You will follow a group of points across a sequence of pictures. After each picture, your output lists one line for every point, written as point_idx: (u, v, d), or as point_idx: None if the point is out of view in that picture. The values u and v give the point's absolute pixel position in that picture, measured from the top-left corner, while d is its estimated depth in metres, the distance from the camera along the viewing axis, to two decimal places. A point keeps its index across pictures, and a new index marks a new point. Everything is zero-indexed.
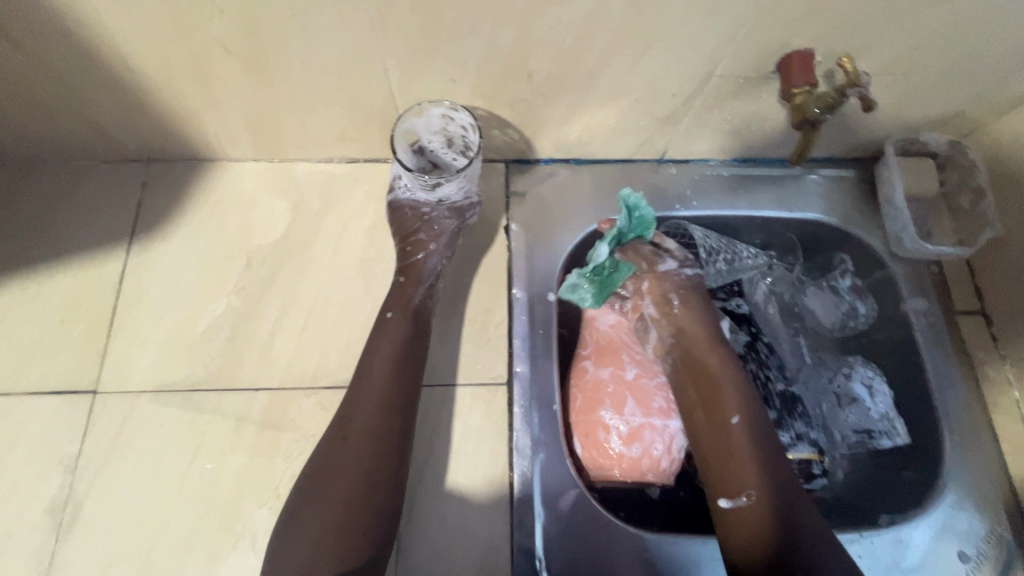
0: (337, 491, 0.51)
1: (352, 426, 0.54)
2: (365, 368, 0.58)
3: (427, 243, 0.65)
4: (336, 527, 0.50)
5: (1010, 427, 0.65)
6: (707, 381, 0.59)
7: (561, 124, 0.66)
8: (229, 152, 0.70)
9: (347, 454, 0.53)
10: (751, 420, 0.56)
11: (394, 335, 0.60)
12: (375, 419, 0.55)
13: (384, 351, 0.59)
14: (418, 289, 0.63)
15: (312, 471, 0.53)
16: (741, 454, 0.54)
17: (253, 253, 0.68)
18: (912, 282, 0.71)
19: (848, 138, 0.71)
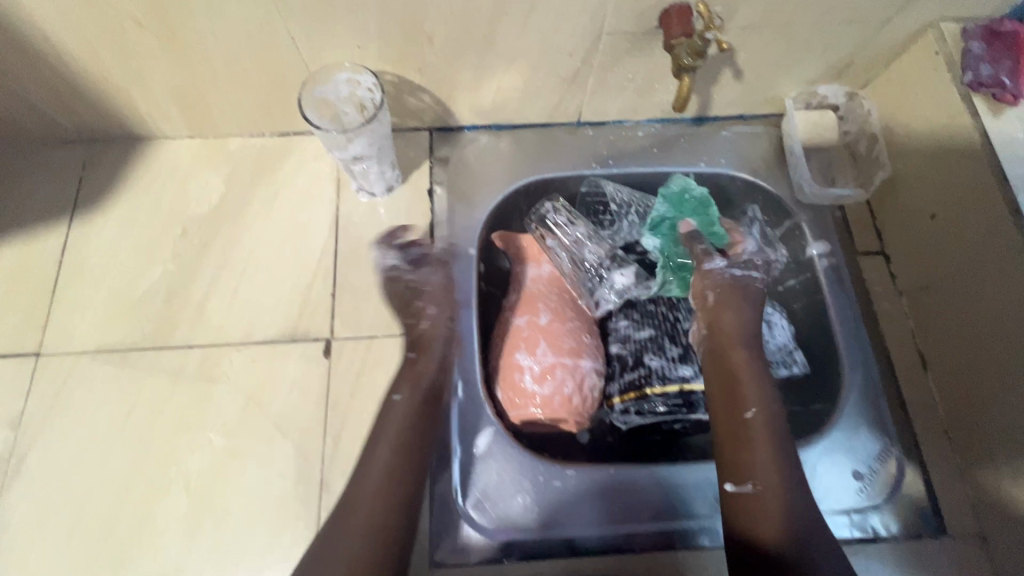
0: (351, 544, 0.50)
1: (368, 477, 0.55)
2: (385, 424, 0.59)
3: (432, 313, 0.65)
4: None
5: (904, 356, 0.69)
6: (730, 373, 0.60)
7: (473, 88, 0.70)
8: (164, 130, 0.74)
9: (356, 524, 0.52)
10: (774, 414, 0.58)
11: (398, 416, 0.59)
12: (389, 475, 0.55)
13: (396, 419, 0.59)
14: (429, 361, 0.63)
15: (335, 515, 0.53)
16: (762, 444, 0.55)
17: (188, 222, 0.72)
18: (816, 227, 0.75)
19: (751, 94, 0.75)
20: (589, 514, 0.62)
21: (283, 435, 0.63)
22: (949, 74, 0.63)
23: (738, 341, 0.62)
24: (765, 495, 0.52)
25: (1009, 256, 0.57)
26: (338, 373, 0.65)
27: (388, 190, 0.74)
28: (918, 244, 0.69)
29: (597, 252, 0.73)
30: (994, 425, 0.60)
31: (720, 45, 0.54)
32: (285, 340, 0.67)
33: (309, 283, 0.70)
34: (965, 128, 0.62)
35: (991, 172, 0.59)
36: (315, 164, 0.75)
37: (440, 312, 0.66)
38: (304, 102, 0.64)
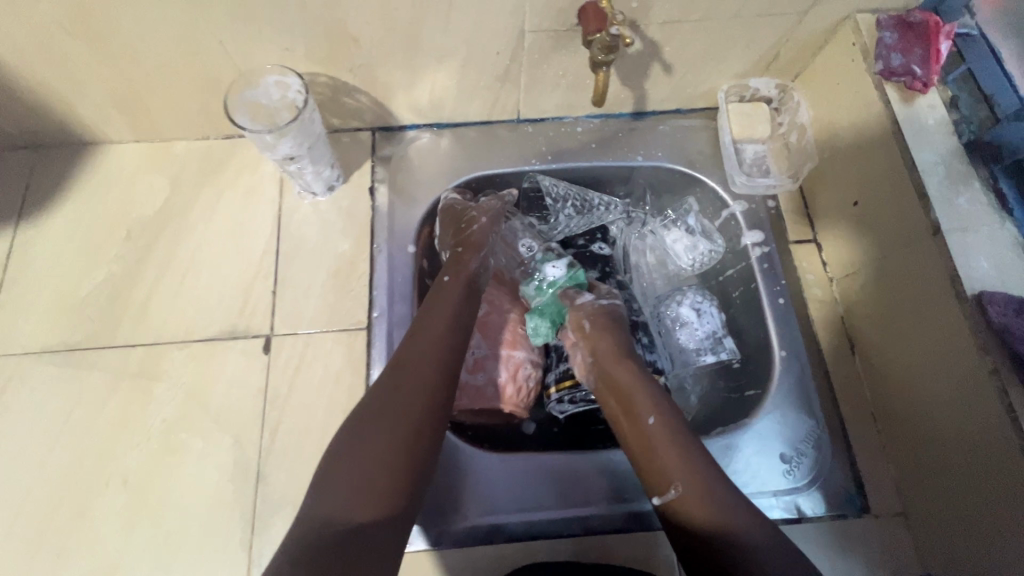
0: (401, 417, 0.52)
1: (417, 360, 0.56)
2: (434, 311, 0.61)
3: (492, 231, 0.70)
4: (395, 454, 0.50)
5: (832, 340, 0.70)
6: (622, 390, 0.59)
7: (408, 88, 0.72)
8: (109, 135, 0.75)
9: (411, 384, 0.55)
10: (667, 413, 0.56)
11: (450, 297, 0.62)
12: (438, 356, 0.57)
13: (445, 310, 0.61)
14: (474, 258, 0.67)
15: (382, 389, 0.54)
16: (668, 448, 0.54)
17: (133, 225, 0.73)
18: (749, 219, 0.75)
19: (684, 88, 0.77)
20: (519, 502, 0.62)
21: (222, 428, 0.64)
22: (865, 64, 0.65)
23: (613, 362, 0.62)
24: (692, 499, 0.50)
25: (919, 239, 0.59)
26: (277, 368, 0.67)
27: (329, 189, 0.76)
28: (844, 231, 0.71)
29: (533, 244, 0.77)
30: (910, 408, 0.62)
31: (625, 41, 0.57)
32: (226, 337, 0.68)
33: (250, 281, 0.71)
34: (879, 116, 0.64)
35: (901, 159, 0.61)
36: (259, 165, 0.77)
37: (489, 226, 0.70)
38: (232, 107, 0.68)
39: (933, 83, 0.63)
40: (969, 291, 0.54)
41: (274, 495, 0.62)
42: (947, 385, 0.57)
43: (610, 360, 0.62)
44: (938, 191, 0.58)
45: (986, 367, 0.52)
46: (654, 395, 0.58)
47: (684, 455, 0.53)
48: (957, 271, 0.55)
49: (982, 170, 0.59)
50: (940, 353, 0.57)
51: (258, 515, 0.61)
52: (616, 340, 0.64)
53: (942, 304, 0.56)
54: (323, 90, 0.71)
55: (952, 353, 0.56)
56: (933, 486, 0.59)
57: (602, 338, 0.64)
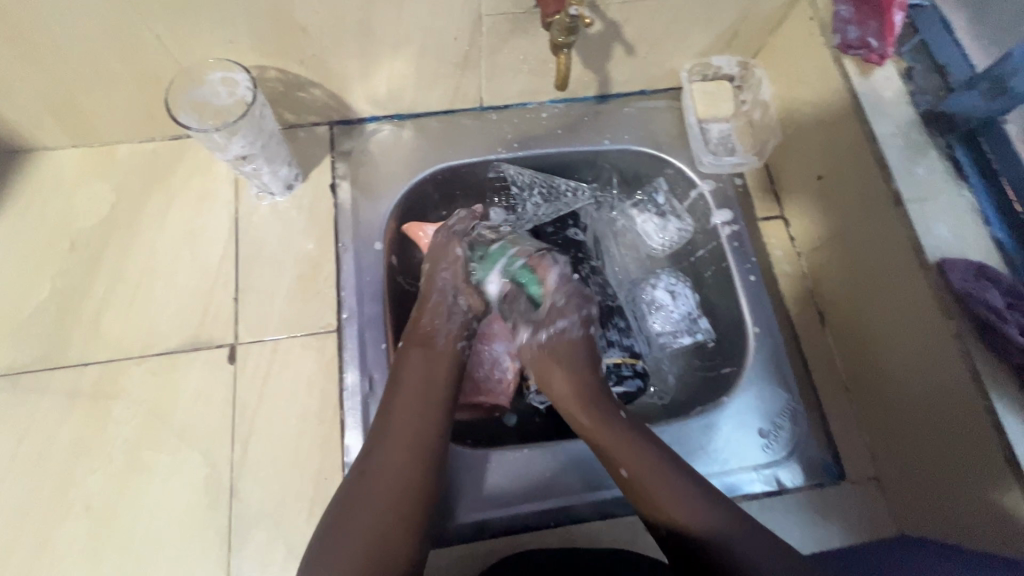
0: (381, 497, 0.49)
1: (390, 437, 0.53)
2: (402, 382, 0.57)
3: (440, 274, 0.66)
4: (377, 543, 0.47)
5: (804, 314, 0.72)
6: (596, 439, 0.57)
7: (364, 78, 0.69)
8: (43, 141, 0.70)
9: (387, 468, 0.51)
10: (639, 445, 0.54)
11: (416, 363, 0.59)
12: (413, 432, 0.54)
13: (413, 378, 0.57)
14: (433, 317, 0.63)
15: (353, 477, 0.51)
16: (648, 484, 0.52)
17: (76, 236, 0.69)
18: (719, 198, 0.75)
19: (648, 68, 0.76)
20: (503, 497, 0.62)
21: (190, 445, 0.61)
22: (824, 39, 0.66)
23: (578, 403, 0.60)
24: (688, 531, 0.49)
25: (881, 209, 0.60)
26: (244, 377, 0.64)
27: (288, 188, 0.73)
28: (810, 205, 0.72)
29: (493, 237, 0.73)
30: (881, 377, 0.63)
31: (585, 22, 0.56)
32: (187, 348, 0.65)
33: (210, 289, 0.68)
34: (838, 90, 0.64)
35: (862, 131, 0.62)
36: (211, 166, 0.73)
37: (442, 263, 0.67)
38: (175, 107, 0.64)
39: (890, 55, 0.63)
40: (930, 258, 0.55)
41: (251, 508, 0.59)
42: (919, 367, 0.57)
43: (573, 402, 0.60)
44: (898, 162, 0.59)
45: (951, 331, 0.53)
46: (622, 431, 0.56)
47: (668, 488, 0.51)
48: (919, 240, 0.56)
49: (939, 140, 0.59)
50: (910, 334, 0.58)
51: (234, 532, 0.59)
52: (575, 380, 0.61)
53: (908, 273, 0.57)
54: (275, 85, 0.68)
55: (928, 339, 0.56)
56: (905, 451, 0.61)
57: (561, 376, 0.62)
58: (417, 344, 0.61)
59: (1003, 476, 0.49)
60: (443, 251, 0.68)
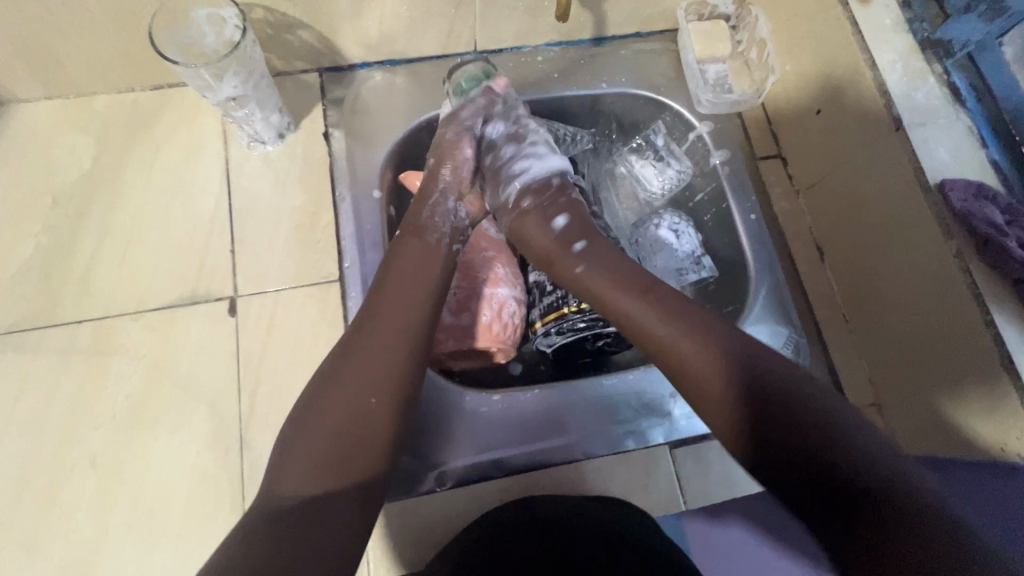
0: (363, 376, 0.48)
1: (380, 320, 0.52)
2: (394, 272, 0.55)
3: (442, 176, 0.64)
4: (358, 419, 0.47)
5: (803, 249, 0.73)
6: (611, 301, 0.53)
7: (355, 18, 0.66)
8: (13, 92, 0.66)
9: (373, 348, 0.50)
10: (696, 355, 0.47)
11: (410, 249, 0.57)
12: (403, 317, 0.52)
13: (404, 264, 0.56)
14: (424, 207, 0.61)
15: (338, 352, 0.50)
16: (711, 389, 0.46)
17: (58, 191, 0.65)
18: (717, 137, 0.75)
19: (644, 7, 0.75)
20: (515, 436, 0.62)
21: (195, 398, 0.60)
22: None
23: (632, 308, 0.52)
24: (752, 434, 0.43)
25: (882, 137, 0.61)
26: (247, 328, 0.63)
27: (280, 137, 0.70)
28: (808, 142, 0.72)
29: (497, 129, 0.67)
30: (879, 302, 0.64)
31: None
32: (185, 303, 0.63)
33: (205, 241, 0.66)
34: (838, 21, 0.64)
35: (862, 60, 0.62)
36: (197, 115, 0.70)
37: (446, 168, 0.64)
38: (160, 45, 0.60)
39: None
40: (932, 181, 0.56)
41: (263, 457, 0.59)
42: (924, 296, 0.58)
43: (624, 307, 0.52)
44: (899, 89, 0.60)
45: (952, 252, 0.54)
46: (688, 335, 0.48)
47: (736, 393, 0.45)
48: (920, 163, 0.57)
49: (935, 66, 0.60)
50: (914, 261, 0.59)
51: (247, 482, 0.58)
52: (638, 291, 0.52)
53: (910, 198, 0.58)
54: (263, 26, 0.65)
55: (933, 267, 0.56)
56: (906, 376, 0.62)
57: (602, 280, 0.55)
58: (412, 234, 0.59)
59: (1001, 386, 0.52)
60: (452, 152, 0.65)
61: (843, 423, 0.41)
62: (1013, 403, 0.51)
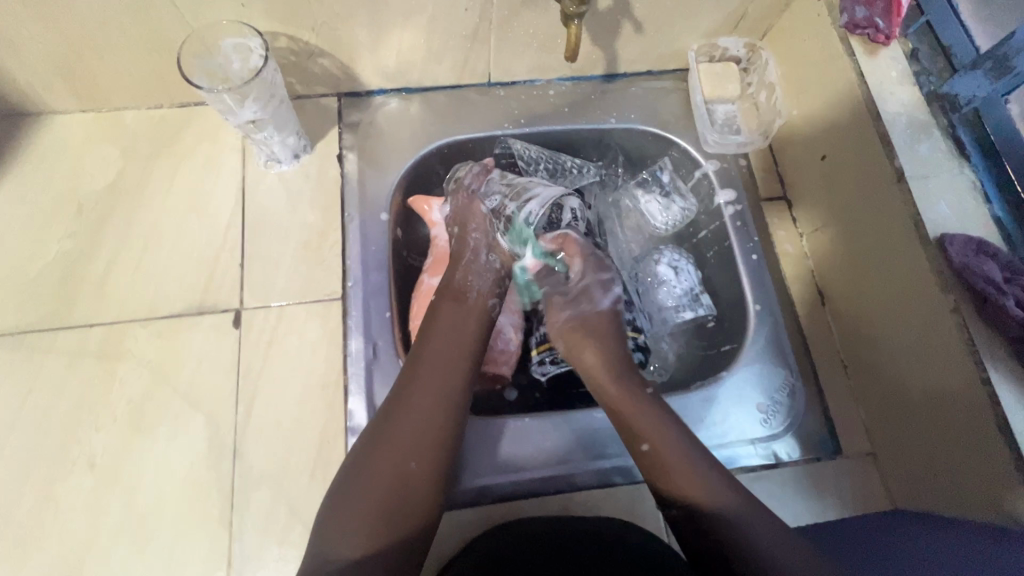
0: (404, 440, 0.52)
1: (419, 387, 0.55)
2: (432, 336, 0.59)
3: (471, 236, 0.68)
4: (398, 483, 0.50)
5: (804, 291, 0.72)
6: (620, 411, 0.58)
7: (374, 48, 0.69)
8: (51, 104, 0.70)
9: (413, 415, 0.53)
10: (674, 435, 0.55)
11: (448, 315, 0.61)
12: (441, 381, 0.56)
13: (443, 329, 0.60)
14: (458, 269, 0.65)
15: (382, 416, 0.54)
16: (676, 464, 0.53)
17: (82, 199, 0.69)
18: (723, 177, 0.76)
19: (655, 47, 0.76)
20: (515, 464, 0.63)
21: (194, 407, 0.62)
22: (831, 18, 0.66)
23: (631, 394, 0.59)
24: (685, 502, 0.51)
25: (884, 186, 0.61)
26: (249, 341, 0.65)
27: (295, 158, 0.73)
28: (812, 186, 0.72)
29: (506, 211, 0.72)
30: (877, 356, 0.64)
31: None
32: (192, 313, 0.65)
33: (216, 254, 0.68)
34: (844, 70, 0.65)
35: (867, 110, 0.62)
36: (219, 133, 0.73)
37: (472, 225, 0.68)
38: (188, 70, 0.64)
39: (896, 36, 0.64)
40: (931, 234, 0.56)
41: (254, 470, 0.60)
42: (925, 352, 0.57)
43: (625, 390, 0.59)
44: (902, 140, 0.60)
45: (949, 306, 0.54)
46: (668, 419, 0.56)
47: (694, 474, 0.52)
48: (919, 216, 0.57)
49: (941, 120, 0.61)
50: (914, 315, 0.58)
51: (237, 492, 0.59)
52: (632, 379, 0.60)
53: (908, 249, 0.58)
54: (285, 53, 0.68)
55: (930, 324, 0.56)
56: (903, 428, 0.61)
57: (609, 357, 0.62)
58: (450, 297, 0.63)
59: (992, 443, 0.51)
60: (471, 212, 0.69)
61: (754, 508, 0.50)
62: (1003, 462, 0.51)
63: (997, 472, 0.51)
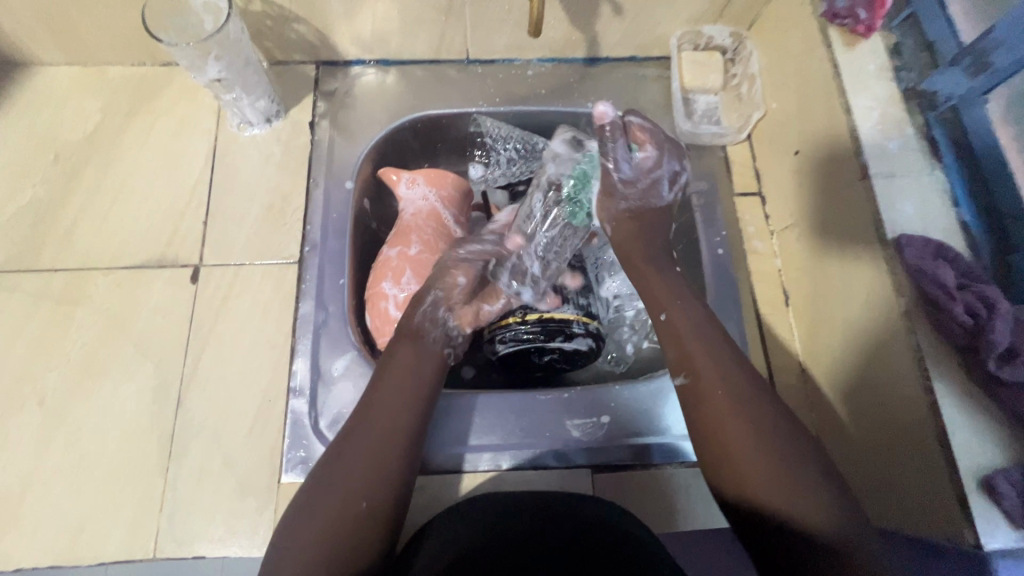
0: (352, 478, 0.48)
1: (369, 422, 0.52)
2: (387, 369, 0.56)
3: (433, 290, 0.61)
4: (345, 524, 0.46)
5: (769, 290, 0.70)
6: (683, 355, 0.55)
7: (349, 16, 0.69)
8: (38, 55, 0.72)
9: (362, 448, 0.50)
10: (755, 415, 0.50)
11: (403, 350, 0.57)
12: (393, 415, 0.53)
13: (399, 362, 0.56)
14: (416, 311, 0.60)
15: (333, 451, 0.51)
16: (742, 447, 0.49)
17: (61, 149, 0.71)
18: (697, 168, 0.74)
19: (637, 32, 0.75)
20: (499, 439, 0.63)
21: (144, 356, 0.63)
22: (812, 7, 0.64)
23: (706, 360, 0.54)
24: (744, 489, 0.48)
25: (850, 183, 0.58)
26: (203, 297, 0.66)
27: (267, 122, 0.74)
28: (787, 182, 0.70)
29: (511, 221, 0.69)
30: (841, 365, 0.60)
31: None
32: (152, 265, 0.67)
33: (182, 210, 0.70)
34: (821, 61, 0.63)
35: (839, 104, 0.60)
36: (197, 93, 0.75)
37: (439, 283, 0.61)
38: (152, 23, 0.64)
39: (878, 29, 0.61)
40: (890, 235, 0.54)
41: (195, 421, 0.61)
42: (880, 363, 0.55)
43: (700, 348, 0.54)
44: (871, 137, 0.58)
45: (901, 309, 0.52)
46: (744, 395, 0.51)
47: (769, 462, 0.47)
48: (880, 215, 0.55)
49: (917, 117, 0.58)
50: (870, 322, 0.56)
51: (175, 441, 0.60)
52: (710, 343, 0.55)
53: (868, 250, 0.56)
54: (261, 17, 0.69)
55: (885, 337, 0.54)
56: (850, 436, 0.59)
57: (685, 317, 0.57)
58: (407, 335, 0.59)
59: (929, 454, 0.49)
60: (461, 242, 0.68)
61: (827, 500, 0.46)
62: (941, 480, 0.47)
63: (930, 483, 0.49)
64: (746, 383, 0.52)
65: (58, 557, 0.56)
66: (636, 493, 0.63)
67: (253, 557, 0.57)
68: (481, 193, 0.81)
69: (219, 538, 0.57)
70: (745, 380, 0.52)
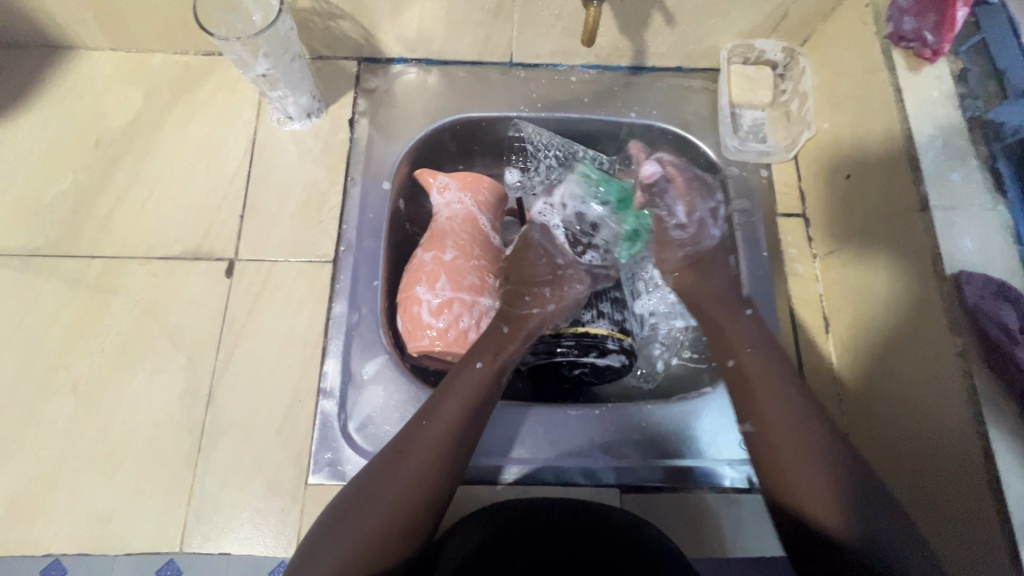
0: (394, 499, 0.47)
1: (421, 444, 0.51)
2: (448, 392, 0.54)
3: (544, 309, 0.63)
4: (378, 542, 0.46)
5: (809, 315, 0.68)
6: (744, 383, 0.55)
7: (395, 14, 0.68)
8: (84, 38, 0.72)
9: (410, 469, 0.49)
10: (812, 455, 0.48)
11: (473, 381, 0.55)
12: (448, 444, 0.51)
13: (463, 391, 0.54)
14: (518, 347, 0.60)
15: (380, 463, 0.50)
16: (805, 476, 0.48)
17: (101, 134, 0.71)
18: (739, 186, 0.73)
19: (686, 42, 0.73)
20: (537, 452, 0.63)
21: (177, 348, 0.63)
22: (875, 26, 0.62)
23: (776, 403, 0.52)
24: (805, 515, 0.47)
25: (907, 212, 0.56)
26: (236, 291, 0.66)
27: (307, 117, 0.73)
28: (836, 205, 0.68)
29: (547, 206, 0.71)
30: (888, 398, 0.58)
31: None
32: (188, 257, 0.67)
33: (218, 202, 0.69)
34: (881, 83, 0.61)
35: (899, 130, 0.58)
36: (239, 85, 0.74)
37: (549, 308, 0.63)
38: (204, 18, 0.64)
39: (945, 53, 0.59)
40: (947, 270, 0.52)
41: (224, 416, 0.61)
42: (934, 403, 0.52)
43: (769, 396, 0.53)
44: (933, 166, 0.55)
45: (955, 348, 0.50)
46: (812, 437, 0.50)
47: (821, 473, 0.47)
48: (939, 248, 0.53)
49: (981, 147, 0.56)
50: (927, 366, 0.53)
51: (205, 436, 0.60)
52: (781, 391, 0.53)
53: (922, 285, 0.54)
54: (307, 13, 0.68)
55: (937, 376, 0.52)
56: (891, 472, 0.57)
57: (758, 353, 0.55)
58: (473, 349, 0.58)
59: (982, 499, 0.47)
60: (524, 260, 0.66)
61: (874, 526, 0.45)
62: (993, 529, 0.46)
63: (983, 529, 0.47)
64: (816, 419, 0.51)
65: (85, 545, 0.56)
66: (664, 515, 0.62)
67: (277, 556, 0.57)
68: (516, 199, 0.78)
69: (244, 536, 0.57)
70: (816, 421, 0.51)
